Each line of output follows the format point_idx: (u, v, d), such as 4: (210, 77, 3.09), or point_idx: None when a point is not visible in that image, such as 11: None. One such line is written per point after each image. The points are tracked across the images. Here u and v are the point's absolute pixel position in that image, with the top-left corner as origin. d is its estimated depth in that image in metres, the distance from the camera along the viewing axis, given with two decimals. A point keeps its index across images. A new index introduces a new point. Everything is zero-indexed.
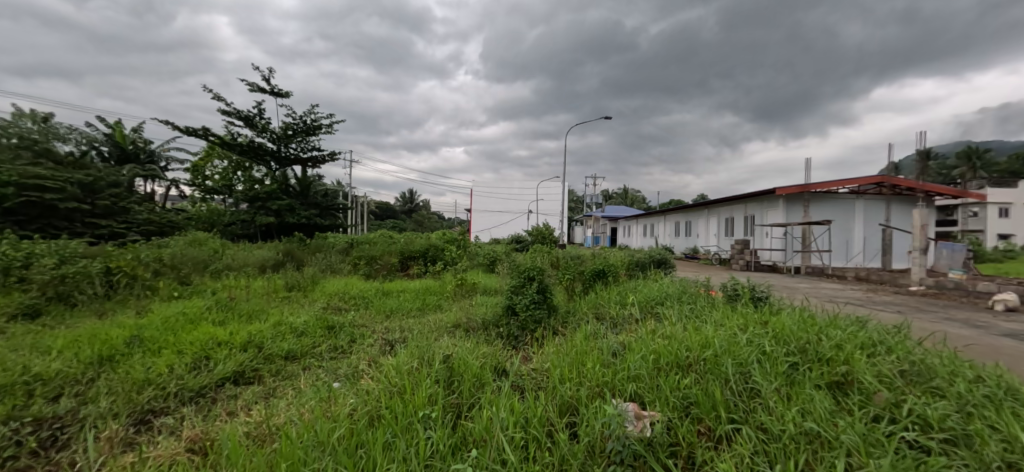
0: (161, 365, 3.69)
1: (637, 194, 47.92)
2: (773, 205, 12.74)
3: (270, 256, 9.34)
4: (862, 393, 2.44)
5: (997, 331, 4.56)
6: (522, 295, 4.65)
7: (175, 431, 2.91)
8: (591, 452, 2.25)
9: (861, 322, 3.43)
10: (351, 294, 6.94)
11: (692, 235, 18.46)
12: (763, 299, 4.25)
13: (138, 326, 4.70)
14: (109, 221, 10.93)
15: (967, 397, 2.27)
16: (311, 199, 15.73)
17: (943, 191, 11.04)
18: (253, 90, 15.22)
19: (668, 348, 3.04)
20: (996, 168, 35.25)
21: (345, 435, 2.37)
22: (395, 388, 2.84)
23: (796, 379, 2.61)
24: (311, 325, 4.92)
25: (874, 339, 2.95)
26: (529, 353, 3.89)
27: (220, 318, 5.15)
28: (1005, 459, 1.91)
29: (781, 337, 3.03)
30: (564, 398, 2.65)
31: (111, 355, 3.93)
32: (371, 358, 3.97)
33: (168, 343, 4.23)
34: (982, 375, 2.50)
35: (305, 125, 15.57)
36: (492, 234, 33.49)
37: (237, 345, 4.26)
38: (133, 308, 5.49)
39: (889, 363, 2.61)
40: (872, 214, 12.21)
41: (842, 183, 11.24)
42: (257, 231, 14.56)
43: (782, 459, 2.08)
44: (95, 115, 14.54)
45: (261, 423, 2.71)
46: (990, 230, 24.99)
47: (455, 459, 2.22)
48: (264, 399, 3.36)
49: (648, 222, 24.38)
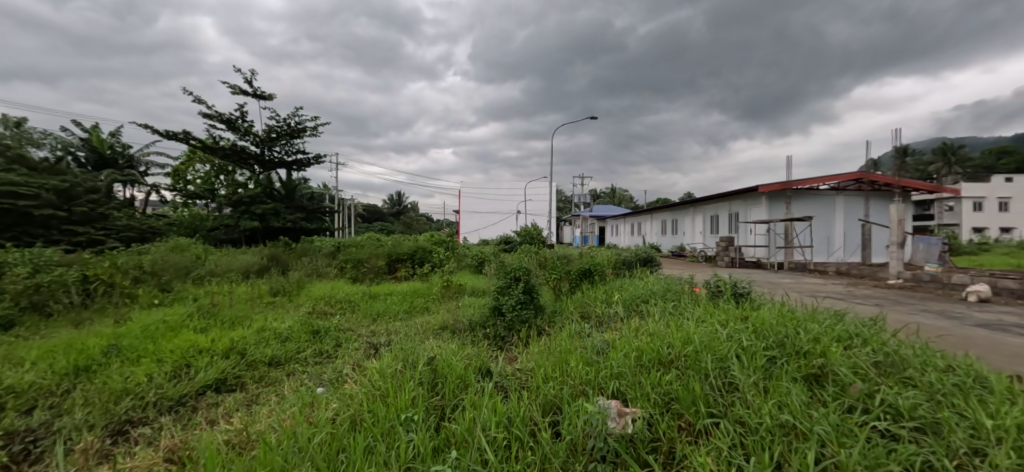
0: (140, 374, 3.61)
1: (623, 194, 48.55)
2: (756, 202, 12.92)
3: (255, 261, 9.22)
4: (838, 385, 2.48)
5: (971, 321, 4.69)
6: (509, 296, 4.66)
7: (152, 441, 2.85)
8: (573, 450, 2.25)
9: (840, 314, 3.52)
10: (337, 297, 6.88)
11: (679, 233, 18.66)
12: (745, 295, 4.32)
13: (117, 334, 4.61)
14: (87, 228, 10.63)
15: (938, 386, 2.33)
16: (296, 202, 15.47)
17: (921, 186, 11.31)
18: (236, 93, 15.09)
19: (651, 345, 3.07)
20: (969, 163, 36.40)
21: (327, 440, 2.35)
22: (379, 391, 2.82)
23: (774, 372, 2.64)
24: (296, 330, 4.86)
25: (850, 332, 3.02)
26: (514, 354, 3.90)
27: (202, 325, 5.06)
28: (971, 445, 1.95)
29: (761, 331, 3.09)
30: (547, 398, 2.66)
31: (88, 365, 3.86)
32: (356, 361, 3.96)
33: (148, 351, 4.15)
34: (952, 365, 2.57)
35: (290, 128, 15.41)
36: (482, 234, 33.25)
37: (219, 352, 4.19)
38: (111, 316, 5.38)
39: (864, 355, 2.67)
40: (852, 209, 12.46)
41: (824, 179, 11.48)
42: (242, 236, 14.35)
43: (758, 451, 2.10)
44: (72, 119, 14.39)
45: (242, 431, 2.68)
46: (964, 224, 25.83)
47: (436, 460, 2.21)
48: (247, 406, 3.32)
49: (635, 220, 24.81)
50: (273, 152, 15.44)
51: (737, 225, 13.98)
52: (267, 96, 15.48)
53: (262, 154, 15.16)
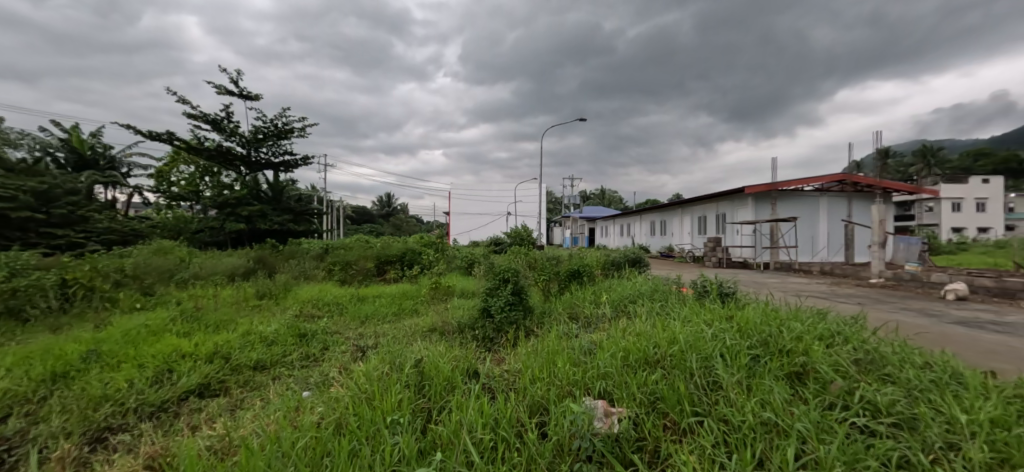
0: (119, 380, 3.54)
1: (612, 195, 48.84)
2: (743, 203, 13.10)
3: (240, 263, 9.09)
4: (819, 382, 2.52)
5: (949, 319, 4.81)
6: (497, 297, 4.65)
7: (132, 448, 2.79)
8: (559, 450, 2.25)
9: (822, 313, 3.58)
10: (324, 300, 6.80)
11: (668, 234, 18.81)
12: (731, 294, 4.38)
13: (96, 339, 4.50)
14: (66, 231, 10.38)
15: (915, 382, 2.38)
16: (284, 204, 15.22)
17: (901, 187, 11.56)
18: (221, 93, 14.88)
19: (638, 345, 3.09)
20: (948, 165, 37.30)
21: (311, 444, 2.32)
22: (365, 394, 2.80)
23: (757, 371, 2.67)
24: (282, 334, 4.79)
25: (832, 330, 3.07)
26: (502, 355, 3.90)
27: (185, 329, 4.97)
28: (946, 440, 2.00)
29: (745, 330, 3.13)
30: (534, 399, 2.66)
31: (66, 371, 3.76)
32: (343, 365, 3.93)
33: (129, 356, 4.07)
34: (929, 362, 2.63)
35: (277, 129, 15.24)
36: (472, 236, 33.19)
37: (202, 356, 4.12)
38: (91, 321, 5.26)
39: (845, 353, 2.71)
40: (836, 210, 12.69)
41: (808, 180, 11.68)
42: (227, 238, 14.13)
43: (741, 449, 2.13)
44: (50, 119, 14.06)
45: (224, 436, 2.64)
46: (943, 224, 26.45)
47: (421, 463, 2.19)
48: (231, 411, 3.27)
49: (624, 221, 24.96)
50: (260, 153, 15.25)
51: (724, 226, 14.14)
52: (254, 96, 15.29)
53: (248, 155, 14.96)
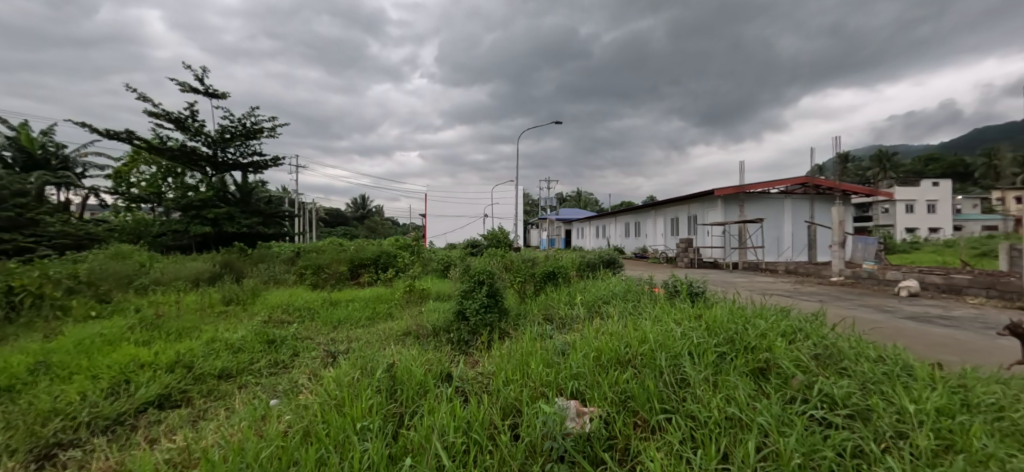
0: (71, 393, 3.35)
1: (588, 197, 49.40)
2: (713, 204, 13.46)
3: (206, 268, 8.76)
4: (781, 377, 2.61)
5: (902, 314, 5.07)
6: (473, 299, 4.63)
7: (84, 465, 2.65)
8: (531, 451, 2.26)
9: (785, 310, 3.71)
10: (295, 305, 6.63)
11: (641, 235, 19.13)
12: (700, 294, 4.49)
13: (46, 350, 4.25)
14: (14, 235, 9.78)
15: (869, 375, 2.50)
16: (252, 205, 14.78)
17: (859, 189, 12.12)
18: (185, 91, 14.33)
19: (610, 345, 3.14)
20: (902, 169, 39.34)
21: (277, 453, 2.25)
22: (335, 401, 2.74)
23: (723, 367, 2.75)
24: (249, 340, 4.64)
25: (794, 327, 3.19)
26: (477, 358, 3.88)
27: (145, 337, 4.75)
28: (896, 429, 2.11)
29: (713, 328, 3.22)
30: (507, 400, 2.66)
31: (11, 385, 3.54)
32: (313, 371, 3.83)
33: (82, 367, 3.86)
34: (882, 355, 2.76)
35: (245, 129, 14.79)
36: (448, 238, 32.96)
37: (163, 366, 3.95)
38: (41, 330, 4.96)
39: (806, 348, 2.81)
40: (799, 211, 13.20)
41: (773, 182, 12.12)
42: (192, 242, 13.58)
43: (707, 444, 2.18)
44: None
45: (185, 449, 2.53)
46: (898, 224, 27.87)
47: (392, 469, 2.16)
48: (193, 422, 3.14)
49: (599, 223, 25.26)
50: (226, 154, 14.74)
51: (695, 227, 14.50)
52: (220, 95, 14.80)
53: (214, 155, 14.46)
